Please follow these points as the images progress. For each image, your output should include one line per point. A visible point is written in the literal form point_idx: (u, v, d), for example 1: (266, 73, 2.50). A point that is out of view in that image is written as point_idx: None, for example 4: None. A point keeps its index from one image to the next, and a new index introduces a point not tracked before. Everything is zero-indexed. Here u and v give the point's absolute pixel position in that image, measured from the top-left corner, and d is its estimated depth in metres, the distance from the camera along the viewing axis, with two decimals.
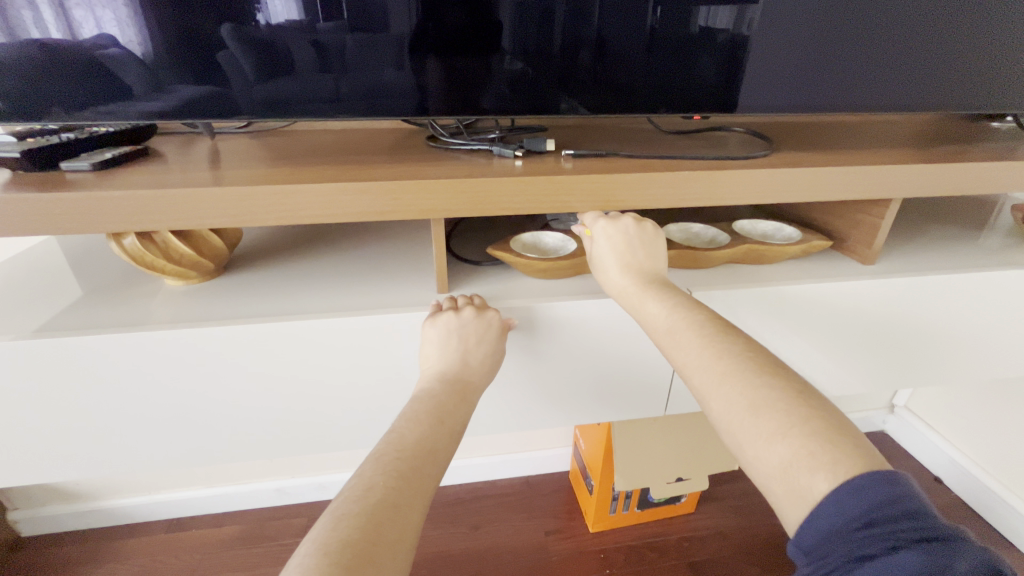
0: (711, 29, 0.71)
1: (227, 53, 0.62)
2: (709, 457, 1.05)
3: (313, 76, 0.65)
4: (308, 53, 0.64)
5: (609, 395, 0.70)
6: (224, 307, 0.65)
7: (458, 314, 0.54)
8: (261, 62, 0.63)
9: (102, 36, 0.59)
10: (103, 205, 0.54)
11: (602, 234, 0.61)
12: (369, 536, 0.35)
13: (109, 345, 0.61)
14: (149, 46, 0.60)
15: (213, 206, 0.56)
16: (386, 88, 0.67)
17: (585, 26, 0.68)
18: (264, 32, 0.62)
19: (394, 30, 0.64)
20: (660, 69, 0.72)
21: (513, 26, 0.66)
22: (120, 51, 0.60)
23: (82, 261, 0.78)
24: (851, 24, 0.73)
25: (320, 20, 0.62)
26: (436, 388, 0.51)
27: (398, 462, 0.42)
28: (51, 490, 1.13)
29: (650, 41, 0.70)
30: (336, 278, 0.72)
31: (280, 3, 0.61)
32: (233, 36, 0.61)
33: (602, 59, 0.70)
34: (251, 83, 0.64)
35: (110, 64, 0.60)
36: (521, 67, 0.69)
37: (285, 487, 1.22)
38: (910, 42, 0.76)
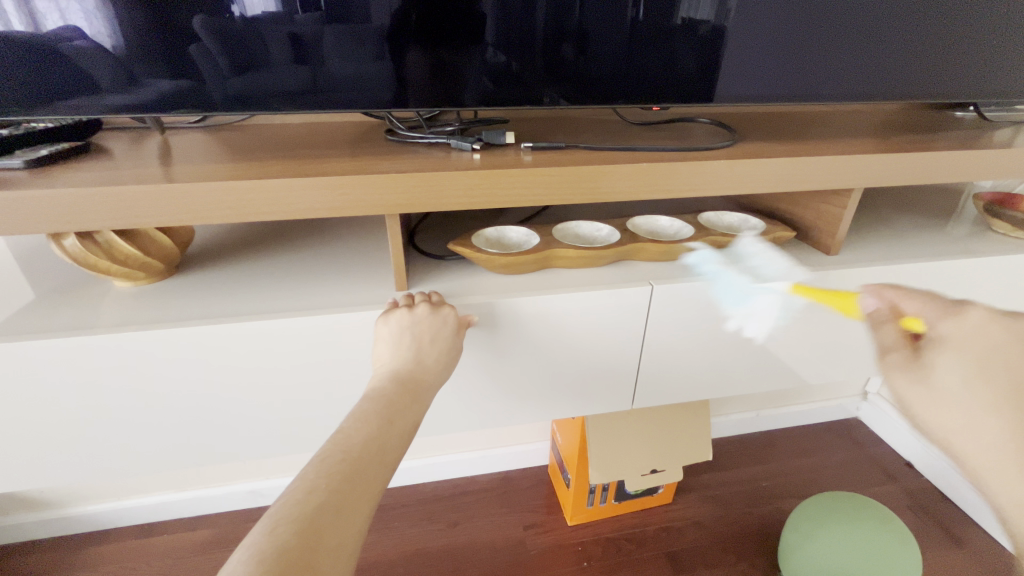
0: (693, 20, 0.70)
1: (200, 46, 0.59)
2: (686, 448, 1.05)
3: (289, 68, 0.63)
4: (283, 46, 0.61)
5: (577, 389, 0.70)
6: (177, 308, 0.63)
7: (412, 311, 0.53)
8: (234, 55, 0.61)
9: (67, 28, 0.56)
10: (39, 204, 0.52)
11: (954, 332, 0.43)
12: (307, 543, 0.34)
13: (52, 351, 0.59)
14: (120, 39, 0.57)
15: (157, 203, 0.54)
16: (363, 80, 0.65)
17: (567, 17, 0.66)
18: (238, 24, 0.59)
19: (375, 21, 0.62)
20: (642, 61, 0.71)
21: (495, 18, 0.65)
22: (86, 44, 0.57)
23: (30, 263, 0.75)
24: (823, 13, 0.73)
25: (297, 12, 0.60)
26: (388, 387, 0.49)
27: (343, 464, 0.40)
28: (14, 499, 1.10)
29: (632, 33, 0.69)
30: (294, 276, 0.70)
31: None
32: (205, 28, 0.59)
33: (584, 51, 0.69)
34: (226, 77, 0.62)
35: (77, 57, 0.57)
36: (504, 60, 0.67)
37: (259, 488, 1.20)
38: (881, 34, 0.76)
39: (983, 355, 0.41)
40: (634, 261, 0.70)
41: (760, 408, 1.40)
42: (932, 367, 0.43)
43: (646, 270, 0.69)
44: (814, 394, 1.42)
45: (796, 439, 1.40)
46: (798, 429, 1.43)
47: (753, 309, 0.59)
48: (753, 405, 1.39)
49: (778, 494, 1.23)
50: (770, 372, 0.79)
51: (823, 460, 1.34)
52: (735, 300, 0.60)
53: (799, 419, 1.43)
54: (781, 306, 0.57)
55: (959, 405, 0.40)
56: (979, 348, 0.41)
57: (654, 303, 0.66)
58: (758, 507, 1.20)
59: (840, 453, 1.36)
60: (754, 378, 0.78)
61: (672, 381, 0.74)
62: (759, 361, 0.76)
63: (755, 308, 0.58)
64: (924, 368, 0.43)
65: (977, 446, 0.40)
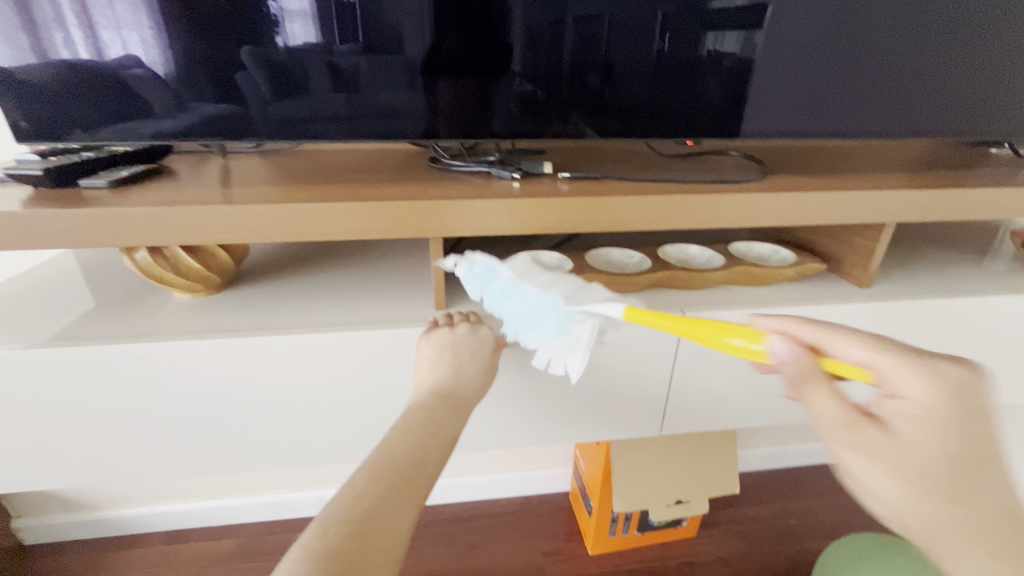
0: (719, 53, 0.73)
1: (245, 74, 0.65)
2: (712, 479, 1.04)
3: (326, 96, 0.68)
4: (322, 75, 0.67)
5: (607, 413, 0.71)
6: (229, 320, 0.67)
7: (453, 330, 0.56)
8: (277, 83, 0.66)
9: (127, 58, 0.63)
10: (117, 220, 0.57)
11: (919, 399, 0.39)
12: (357, 545, 0.36)
13: (113, 355, 0.63)
14: (171, 67, 0.64)
15: (221, 222, 0.59)
16: (396, 107, 0.70)
17: (593, 50, 0.70)
18: (281, 54, 0.65)
19: (408, 52, 0.67)
20: (668, 94, 0.74)
21: (523, 50, 0.69)
22: (143, 71, 0.64)
23: (95, 274, 0.81)
24: (848, 52, 0.75)
25: (337, 43, 0.65)
26: (429, 402, 0.51)
27: (389, 472, 0.42)
28: (54, 499, 1.15)
29: (657, 65, 0.72)
30: (337, 293, 0.73)
31: (300, 28, 0.64)
32: (251, 58, 0.65)
33: (609, 83, 0.72)
34: (267, 102, 0.67)
35: (134, 83, 0.64)
36: (530, 89, 0.71)
37: (283, 500, 1.22)
38: (904, 68, 0.77)
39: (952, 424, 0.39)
40: (665, 288, 0.72)
41: (788, 442, 1.36)
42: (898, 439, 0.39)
43: (677, 297, 0.70)
44: None
45: (827, 477, 1.35)
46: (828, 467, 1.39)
47: (565, 342, 0.53)
48: (782, 439, 1.35)
49: (808, 533, 1.19)
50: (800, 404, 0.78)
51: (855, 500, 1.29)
52: (539, 326, 0.52)
53: None
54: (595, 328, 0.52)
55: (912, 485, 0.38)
56: (955, 421, 0.38)
57: (685, 330, 0.67)
58: (787, 546, 1.16)
59: None
60: (785, 409, 0.78)
61: (701, 409, 0.74)
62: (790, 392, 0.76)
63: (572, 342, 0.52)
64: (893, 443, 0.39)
65: (932, 529, 0.37)
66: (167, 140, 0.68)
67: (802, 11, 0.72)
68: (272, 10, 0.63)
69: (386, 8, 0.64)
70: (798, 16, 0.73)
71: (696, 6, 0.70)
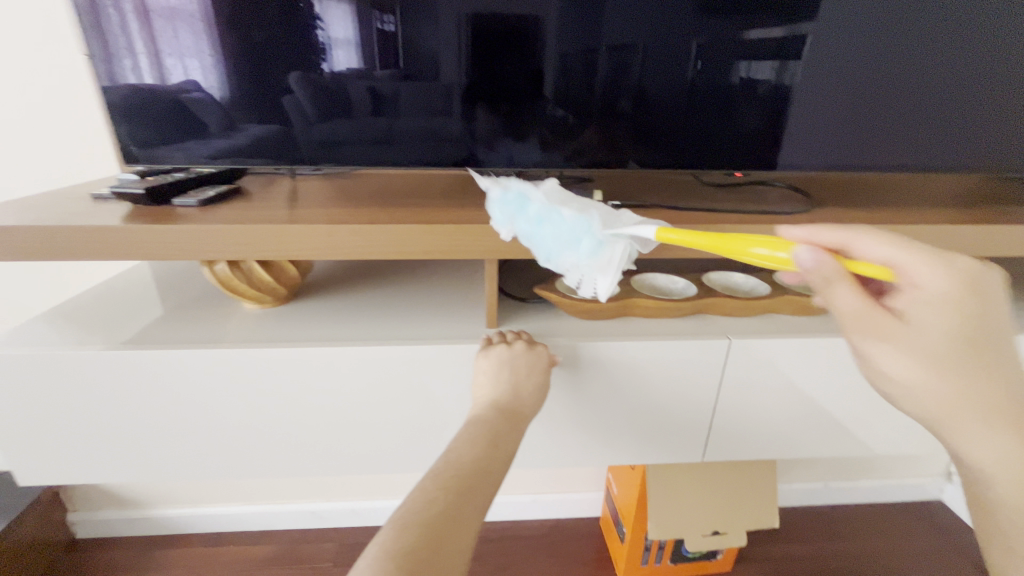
0: (752, 80, 0.75)
1: (292, 98, 0.71)
2: (750, 511, 1.02)
3: (366, 118, 0.73)
4: (364, 97, 0.72)
5: (649, 436, 0.71)
6: (292, 330, 0.72)
7: (511, 347, 0.58)
8: (322, 106, 0.72)
9: (188, 82, 0.70)
10: (204, 235, 0.62)
11: (936, 286, 0.41)
12: (430, 546, 0.38)
13: (187, 360, 0.68)
14: (226, 91, 0.70)
15: (295, 240, 0.63)
16: (436, 131, 0.74)
17: (624, 77, 0.73)
18: (327, 78, 0.71)
19: (444, 78, 0.72)
20: (703, 122, 0.77)
21: (555, 77, 0.73)
22: (201, 94, 0.70)
23: (168, 284, 0.87)
24: (887, 87, 0.77)
25: (377, 69, 0.71)
26: (489, 414, 0.54)
27: (456, 480, 0.45)
28: (106, 496, 1.21)
29: (690, 92, 0.75)
30: (390, 308, 0.77)
31: (343, 54, 0.70)
32: (299, 83, 0.71)
33: (641, 109, 0.75)
34: (311, 124, 0.73)
35: (191, 105, 0.71)
36: (561, 114, 0.75)
37: (318, 510, 1.25)
38: (942, 101, 0.78)
39: (962, 312, 0.41)
40: (710, 315, 0.73)
41: (828, 479, 1.32)
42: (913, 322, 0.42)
43: (723, 324, 0.71)
44: (888, 469, 1.33)
45: (870, 517, 1.30)
46: (870, 507, 1.34)
47: (597, 262, 0.52)
48: (821, 474, 1.31)
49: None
50: (846, 437, 0.77)
51: (900, 544, 1.23)
52: (575, 246, 0.51)
53: (872, 496, 1.34)
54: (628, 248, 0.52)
55: (947, 373, 0.41)
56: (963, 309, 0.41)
57: (731, 357, 0.68)
58: None
59: (920, 537, 1.26)
60: (830, 442, 0.77)
61: (744, 437, 0.74)
62: (835, 424, 0.75)
63: (604, 260, 0.51)
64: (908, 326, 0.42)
65: (953, 413, 0.42)
66: (220, 158, 0.74)
67: (836, 46, 0.74)
68: (320, 38, 0.69)
69: (423, 36, 0.69)
70: (833, 51, 0.74)
71: (726, 35, 0.72)
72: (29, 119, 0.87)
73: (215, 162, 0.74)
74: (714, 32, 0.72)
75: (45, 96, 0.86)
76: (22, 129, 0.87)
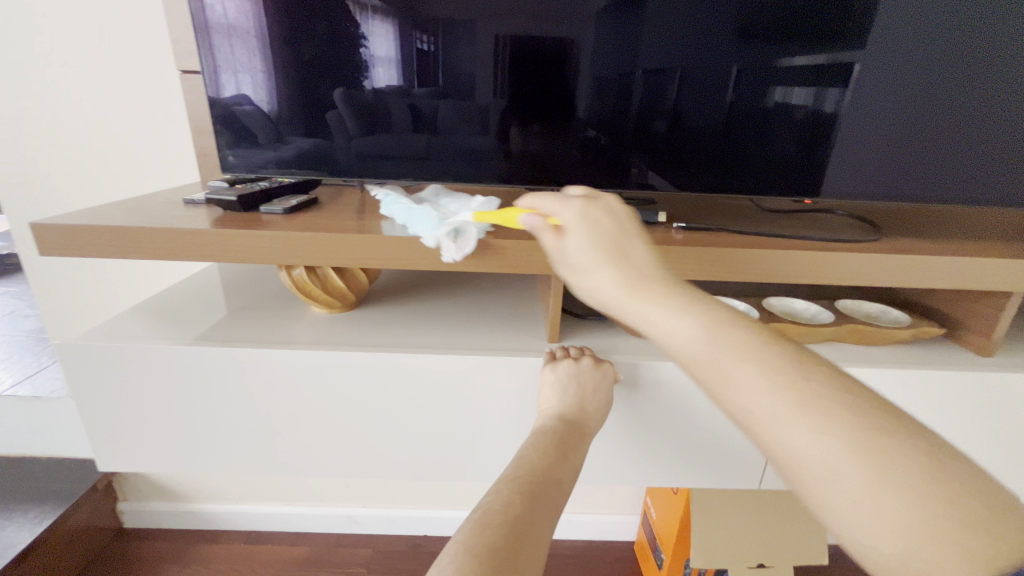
0: (787, 105, 0.76)
1: (335, 112, 0.76)
2: (797, 546, 0.98)
3: (406, 134, 0.77)
4: (404, 114, 0.76)
5: (705, 460, 0.71)
6: (356, 335, 0.75)
7: (578, 362, 0.59)
8: (362, 121, 0.76)
9: (240, 96, 0.76)
10: (285, 241, 0.66)
11: (573, 220, 0.44)
12: (510, 542, 0.39)
13: (259, 358, 0.71)
14: (274, 104, 0.76)
15: (369, 249, 0.66)
16: (475, 149, 0.78)
17: (660, 101, 0.75)
18: (369, 96, 0.75)
19: (479, 98, 0.75)
20: (741, 147, 0.78)
21: (589, 98, 0.75)
22: (253, 108, 0.76)
23: (238, 286, 0.92)
24: (938, 119, 0.76)
25: (416, 87, 0.74)
26: (557, 426, 0.56)
27: (530, 485, 0.46)
28: (156, 487, 1.25)
29: (726, 116, 0.76)
30: (449, 318, 0.80)
31: (383, 72, 0.74)
32: (343, 99, 0.75)
33: (677, 130, 0.77)
34: (351, 138, 0.77)
35: (244, 117, 0.77)
36: (593, 134, 0.77)
37: (355, 515, 1.26)
38: (993, 129, 0.76)
39: (607, 237, 0.43)
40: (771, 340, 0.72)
41: None
42: (567, 252, 0.43)
43: None
44: None
45: None
46: None
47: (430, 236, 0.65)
48: None
49: None
50: None
51: None
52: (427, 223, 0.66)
53: None
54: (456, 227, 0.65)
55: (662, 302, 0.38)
56: (596, 231, 0.43)
57: None
58: None
59: None
60: None
61: None
62: None
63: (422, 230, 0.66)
64: (563, 253, 0.43)
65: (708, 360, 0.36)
66: (271, 167, 0.80)
67: (876, 75, 0.74)
68: (364, 56, 0.73)
69: (461, 57, 0.73)
70: (874, 79, 0.74)
71: (761, 62, 0.73)
72: (121, 128, 0.94)
73: (266, 171, 0.80)
74: (750, 59, 0.73)
75: (137, 107, 0.93)
76: (115, 137, 0.94)
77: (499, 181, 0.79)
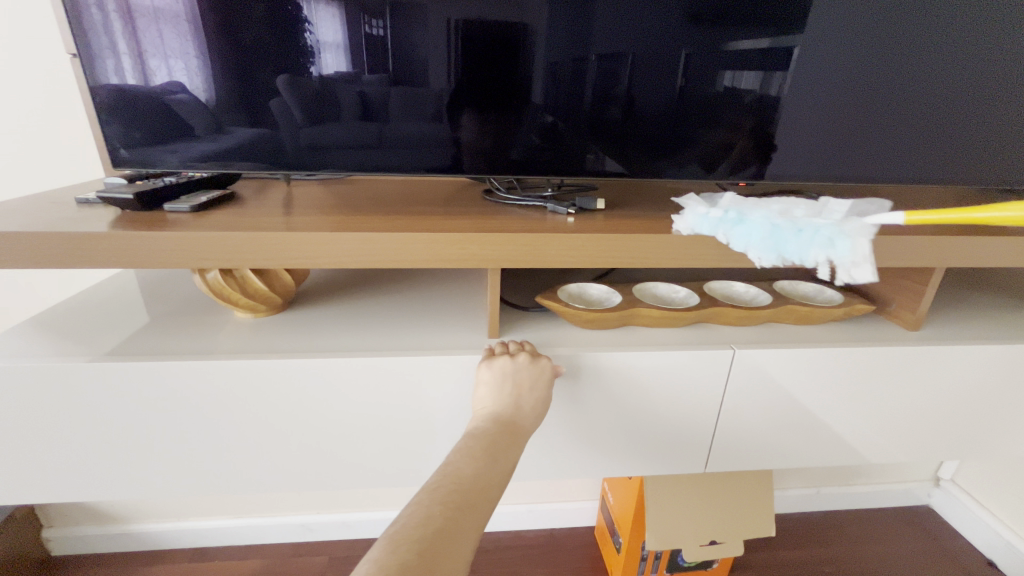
0: (736, 89, 0.75)
1: (280, 101, 0.69)
2: (746, 520, 1.01)
3: (356, 123, 0.71)
4: (353, 102, 0.70)
5: (652, 446, 0.71)
6: (286, 340, 0.70)
7: (514, 359, 0.58)
8: (310, 109, 0.70)
9: (172, 83, 0.68)
10: (193, 243, 0.60)
11: None
12: (424, 559, 0.38)
13: (176, 371, 0.65)
14: (212, 93, 0.68)
15: (290, 248, 0.61)
16: (425, 137, 0.73)
17: (614, 85, 0.73)
18: (315, 82, 0.69)
19: (433, 85, 0.70)
20: (694, 131, 0.77)
21: (545, 83, 0.72)
22: (187, 96, 0.68)
23: (155, 292, 0.84)
24: (879, 103, 0.78)
25: (366, 73, 0.69)
26: (490, 428, 0.54)
27: (454, 495, 0.45)
28: (85, 511, 1.16)
29: (678, 101, 0.75)
30: (388, 317, 0.76)
31: (332, 58, 0.68)
32: (287, 86, 0.69)
33: (631, 116, 0.75)
34: (299, 127, 0.71)
35: (177, 107, 0.69)
36: (551, 120, 0.74)
37: (310, 522, 1.21)
38: (927, 113, 0.79)
39: None
40: (712, 324, 0.73)
41: (820, 485, 1.33)
42: None
43: (725, 334, 0.71)
44: (877, 475, 1.35)
45: (860, 523, 1.31)
46: (861, 512, 1.35)
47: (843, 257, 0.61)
48: (814, 481, 1.32)
49: None
50: (845, 443, 0.77)
51: (892, 549, 1.24)
52: (828, 245, 0.61)
53: (863, 502, 1.35)
54: (842, 238, 0.61)
55: None
56: None
57: (734, 368, 0.67)
58: None
59: (910, 542, 1.27)
60: (829, 450, 0.77)
61: (744, 446, 0.74)
62: (837, 431, 0.75)
63: (860, 253, 0.61)
64: None
65: None
66: (207, 162, 0.72)
67: (821, 58, 0.75)
68: (309, 41, 0.67)
69: (414, 42, 0.68)
70: (819, 62, 0.75)
71: (712, 45, 0.72)
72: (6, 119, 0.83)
73: (201, 165, 0.72)
74: (702, 43, 0.72)
75: (24, 95, 0.82)
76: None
77: (447, 171, 0.75)
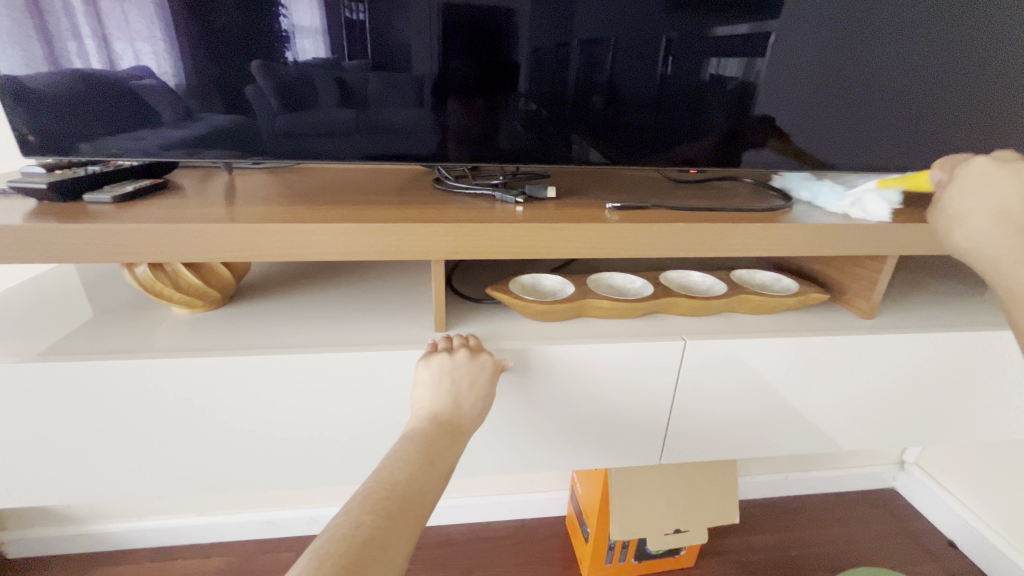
0: (721, 77, 0.73)
1: (256, 87, 0.66)
2: (710, 508, 1.02)
3: (333, 109, 0.68)
4: (331, 89, 0.67)
5: (604, 439, 0.70)
6: (226, 337, 0.67)
7: (452, 356, 0.56)
8: (285, 97, 0.67)
9: (139, 68, 0.63)
10: (117, 237, 0.57)
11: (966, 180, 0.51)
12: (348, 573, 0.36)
13: (107, 371, 0.62)
14: (183, 79, 0.64)
15: (222, 241, 0.58)
16: (404, 125, 0.70)
17: (596, 72, 0.70)
18: (291, 68, 0.65)
19: (416, 70, 0.67)
20: (675, 119, 0.74)
21: (529, 70, 0.69)
22: (154, 82, 0.64)
23: (92, 288, 0.81)
24: (856, 88, 0.75)
25: (345, 59, 0.65)
26: (428, 428, 0.53)
27: (386, 501, 0.43)
28: (39, 513, 1.12)
29: (660, 88, 0.72)
30: (336, 311, 0.73)
31: (310, 43, 0.64)
32: (261, 72, 0.65)
33: (613, 104, 0.72)
34: (275, 114, 0.67)
35: (144, 92, 0.64)
36: (535, 108, 0.71)
37: (276, 519, 1.19)
38: (903, 99, 0.76)
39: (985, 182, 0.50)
40: (666, 315, 0.72)
41: (789, 470, 1.34)
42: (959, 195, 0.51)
43: (678, 325, 0.70)
44: (844, 460, 1.36)
45: (826, 507, 1.33)
46: (828, 497, 1.37)
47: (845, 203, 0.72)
48: (782, 467, 1.33)
49: (809, 564, 1.16)
50: (802, 432, 0.77)
51: (857, 532, 1.26)
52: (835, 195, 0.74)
53: (830, 486, 1.37)
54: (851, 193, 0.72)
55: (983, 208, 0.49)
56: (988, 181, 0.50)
57: (686, 360, 0.66)
58: None
59: (874, 525, 1.29)
60: (785, 439, 0.77)
61: (699, 437, 0.73)
62: (792, 420, 0.75)
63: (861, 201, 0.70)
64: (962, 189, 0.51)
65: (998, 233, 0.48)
66: (174, 150, 0.68)
67: (805, 44, 0.72)
68: (283, 25, 0.63)
69: (396, 27, 0.65)
70: (798, 46, 0.72)
71: (698, 31, 0.70)
72: None
73: (169, 154, 0.68)
74: (686, 29, 0.69)
75: None
76: None
77: (429, 159, 0.72)
